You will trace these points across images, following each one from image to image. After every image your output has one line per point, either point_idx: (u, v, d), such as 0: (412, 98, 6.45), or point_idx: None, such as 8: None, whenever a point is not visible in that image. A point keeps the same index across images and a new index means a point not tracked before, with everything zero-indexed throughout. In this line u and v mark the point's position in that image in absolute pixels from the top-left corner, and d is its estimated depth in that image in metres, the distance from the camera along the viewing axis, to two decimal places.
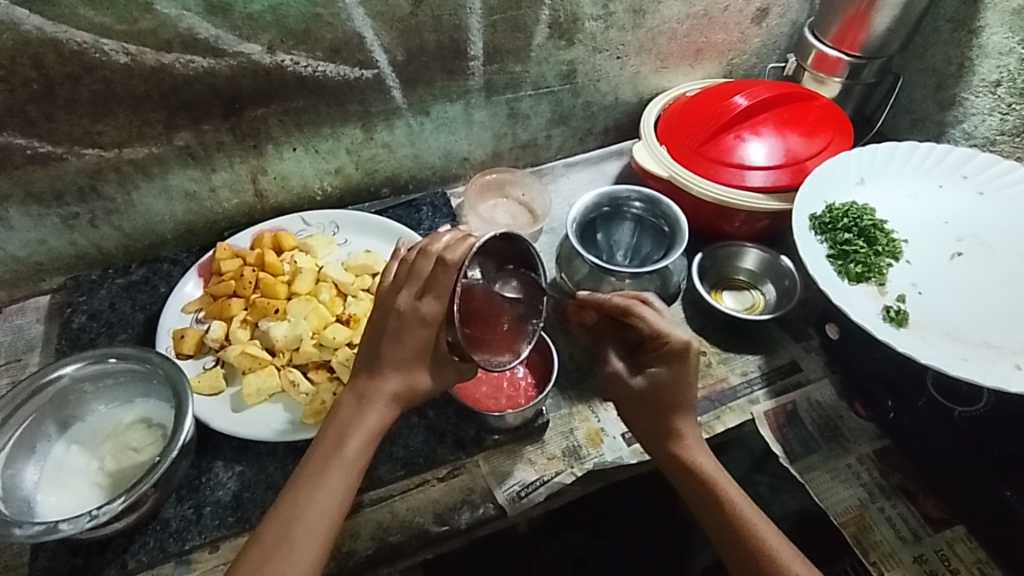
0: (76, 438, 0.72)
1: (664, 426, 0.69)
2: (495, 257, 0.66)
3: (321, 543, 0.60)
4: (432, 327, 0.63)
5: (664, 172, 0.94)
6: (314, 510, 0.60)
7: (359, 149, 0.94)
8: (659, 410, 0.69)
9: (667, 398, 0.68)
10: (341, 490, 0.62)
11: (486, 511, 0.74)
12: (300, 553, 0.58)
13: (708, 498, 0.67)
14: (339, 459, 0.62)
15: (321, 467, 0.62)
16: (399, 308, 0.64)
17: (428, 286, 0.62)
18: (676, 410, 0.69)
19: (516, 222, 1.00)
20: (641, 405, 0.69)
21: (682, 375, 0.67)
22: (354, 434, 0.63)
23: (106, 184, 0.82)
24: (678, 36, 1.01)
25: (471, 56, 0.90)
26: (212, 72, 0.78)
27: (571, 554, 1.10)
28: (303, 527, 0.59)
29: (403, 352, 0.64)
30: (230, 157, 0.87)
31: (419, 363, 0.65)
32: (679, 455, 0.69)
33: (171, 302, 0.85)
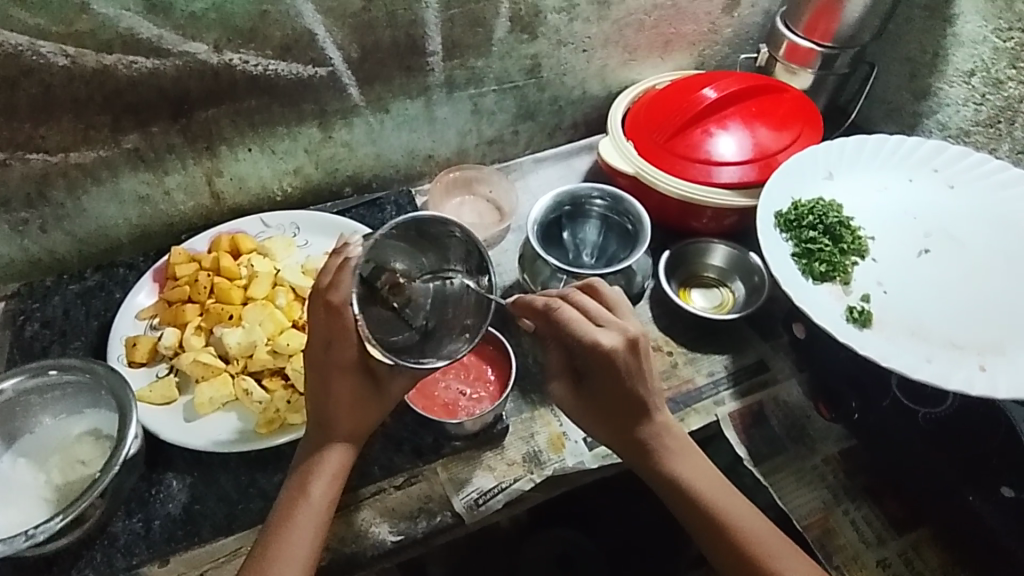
0: (24, 451, 0.71)
1: (625, 429, 0.69)
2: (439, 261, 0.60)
3: None
4: (353, 370, 0.63)
5: (629, 169, 0.93)
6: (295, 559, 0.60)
7: (318, 149, 0.92)
8: (615, 412, 0.68)
9: (624, 401, 0.67)
10: (312, 533, 0.62)
11: (443, 519, 0.73)
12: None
13: (695, 505, 0.67)
14: (307, 509, 0.62)
15: (293, 516, 0.62)
16: (319, 361, 0.63)
17: (331, 334, 0.62)
18: (633, 410, 0.68)
19: (482, 221, 1.01)
20: (599, 414, 0.69)
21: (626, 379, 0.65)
22: (316, 476, 0.63)
23: (54, 189, 0.81)
24: (645, 28, 0.99)
25: (429, 51, 0.87)
26: (157, 73, 0.75)
27: (554, 551, 1.10)
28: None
29: (339, 390, 0.63)
30: (182, 159, 0.85)
31: (359, 405, 0.64)
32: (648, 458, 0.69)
33: (123, 311, 0.83)
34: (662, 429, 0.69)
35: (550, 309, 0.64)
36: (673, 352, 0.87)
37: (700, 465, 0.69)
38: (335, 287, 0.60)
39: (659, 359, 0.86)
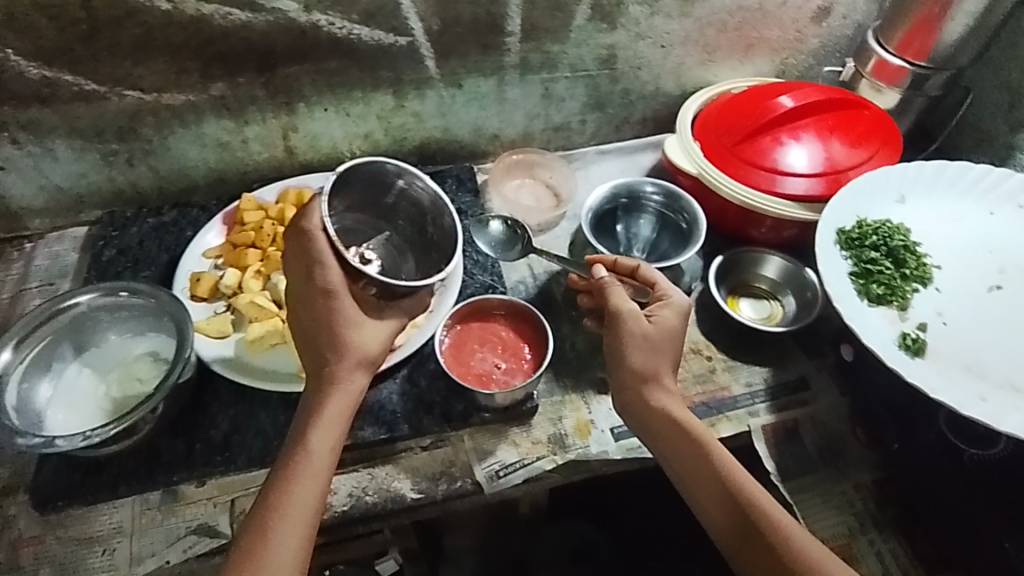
0: (89, 362, 0.77)
1: (655, 376, 0.70)
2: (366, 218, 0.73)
3: (310, 517, 0.61)
4: (339, 293, 0.64)
5: (693, 169, 0.92)
6: (296, 506, 0.60)
7: (389, 116, 0.95)
8: (659, 353, 0.71)
9: (665, 346, 0.71)
10: (320, 474, 0.63)
11: (463, 485, 0.75)
12: (285, 559, 0.58)
13: (711, 480, 0.65)
14: (307, 458, 0.63)
15: (294, 463, 0.62)
16: (304, 297, 0.65)
17: (309, 262, 0.63)
18: (666, 361, 0.71)
19: (540, 205, 1.02)
20: (645, 349, 0.70)
21: (657, 329, 0.71)
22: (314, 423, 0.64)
23: (144, 127, 0.86)
24: (727, 29, 0.98)
25: (507, 31, 0.89)
26: (249, 27, 0.79)
27: (569, 542, 1.11)
28: (281, 527, 0.59)
29: (329, 320, 0.65)
30: (262, 112, 0.89)
31: (352, 330, 0.66)
32: (670, 410, 0.69)
33: (192, 247, 0.88)
34: (670, 409, 0.69)
35: (637, 267, 0.78)
36: (713, 357, 0.86)
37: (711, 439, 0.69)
38: (309, 215, 0.63)
39: (698, 362, 0.86)
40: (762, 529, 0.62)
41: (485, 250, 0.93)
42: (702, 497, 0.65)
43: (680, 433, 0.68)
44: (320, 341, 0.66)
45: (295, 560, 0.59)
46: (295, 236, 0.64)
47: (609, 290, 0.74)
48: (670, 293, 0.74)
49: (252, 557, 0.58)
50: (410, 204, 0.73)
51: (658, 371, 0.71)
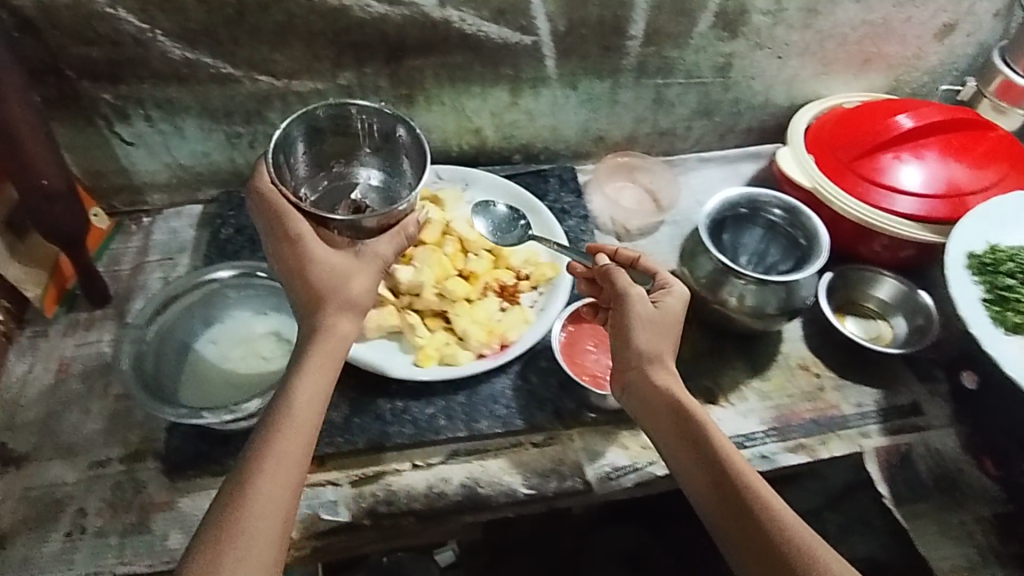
0: (214, 338, 0.79)
1: (655, 360, 0.67)
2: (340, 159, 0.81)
3: (290, 474, 0.55)
4: (302, 237, 0.65)
5: (807, 183, 0.91)
6: (280, 464, 0.55)
7: (502, 113, 0.96)
8: (664, 337, 0.67)
9: (665, 330, 0.68)
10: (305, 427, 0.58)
11: (573, 484, 0.75)
12: (265, 520, 0.53)
13: (720, 471, 0.60)
14: (287, 406, 0.58)
15: (273, 420, 0.57)
16: (277, 252, 0.65)
17: (279, 215, 0.65)
18: (665, 348, 0.68)
19: (640, 209, 1.02)
20: (649, 330, 0.67)
21: (661, 309, 0.68)
22: (298, 379, 0.59)
23: (271, 111, 0.88)
24: (847, 42, 0.96)
25: (630, 35, 0.89)
26: (385, 19, 0.81)
27: (624, 549, 1.07)
28: (261, 485, 0.54)
29: (308, 267, 0.64)
30: (383, 102, 0.90)
31: (333, 277, 0.63)
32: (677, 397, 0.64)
33: None
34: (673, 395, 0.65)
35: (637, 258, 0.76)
36: (821, 374, 0.86)
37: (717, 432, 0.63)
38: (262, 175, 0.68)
39: (806, 378, 0.86)
40: (769, 527, 0.56)
41: (484, 230, 0.92)
42: (706, 494, 0.60)
43: (682, 422, 0.63)
44: (301, 289, 0.64)
45: (275, 523, 0.53)
46: (258, 197, 0.67)
47: (612, 272, 0.72)
48: (671, 280, 0.71)
49: (230, 517, 0.53)
50: (371, 138, 0.81)
51: (662, 354, 0.67)
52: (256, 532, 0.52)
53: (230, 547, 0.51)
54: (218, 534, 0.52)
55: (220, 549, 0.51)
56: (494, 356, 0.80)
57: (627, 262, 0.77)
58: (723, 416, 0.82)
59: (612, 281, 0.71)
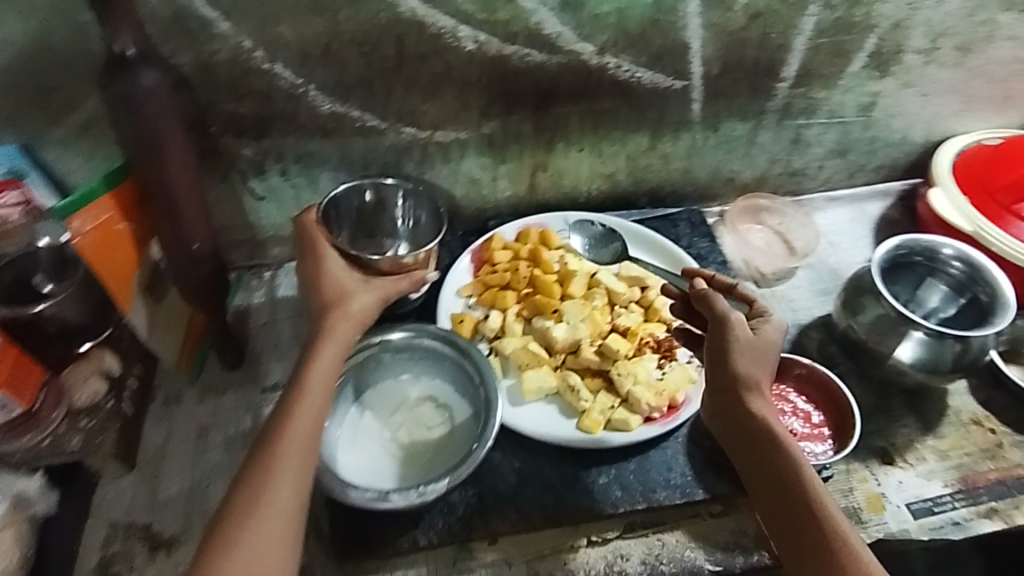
0: (369, 404, 0.75)
1: (748, 389, 0.59)
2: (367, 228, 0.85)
3: (297, 473, 0.55)
4: (322, 253, 0.68)
5: (967, 226, 0.87)
6: (291, 445, 0.55)
7: (638, 157, 0.92)
8: (762, 364, 0.60)
9: (765, 360, 0.60)
10: (310, 423, 0.57)
11: (760, 558, 0.70)
12: (276, 498, 0.53)
13: (803, 513, 0.54)
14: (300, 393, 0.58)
15: (290, 402, 0.58)
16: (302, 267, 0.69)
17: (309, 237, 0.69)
18: (763, 377, 0.60)
19: (773, 251, 0.98)
20: (748, 358, 0.60)
21: (760, 338, 0.61)
22: (313, 365, 0.60)
23: (409, 161, 0.85)
24: (993, 79, 0.93)
25: (781, 76, 0.86)
26: (542, 67, 0.79)
27: None
28: (278, 465, 0.54)
29: (329, 281, 0.66)
30: (522, 150, 0.88)
31: (341, 291, 0.65)
32: (768, 430, 0.57)
33: (447, 286, 0.87)
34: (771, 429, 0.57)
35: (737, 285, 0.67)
36: (996, 430, 0.81)
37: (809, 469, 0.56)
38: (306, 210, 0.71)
39: (981, 435, 0.81)
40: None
41: (579, 247, 0.93)
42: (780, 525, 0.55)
43: (771, 451, 0.57)
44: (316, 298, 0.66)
45: (287, 502, 0.53)
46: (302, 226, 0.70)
47: (710, 296, 0.64)
48: (769, 309, 0.64)
49: (250, 492, 0.53)
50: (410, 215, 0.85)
51: (757, 380, 0.59)
52: (273, 510, 0.53)
53: (246, 522, 0.52)
54: (238, 509, 0.52)
55: (241, 522, 0.52)
56: (664, 420, 0.75)
57: (723, 289, 0.68)
58: (904, 479, 0.77)
59: (709, 306, 0.63)
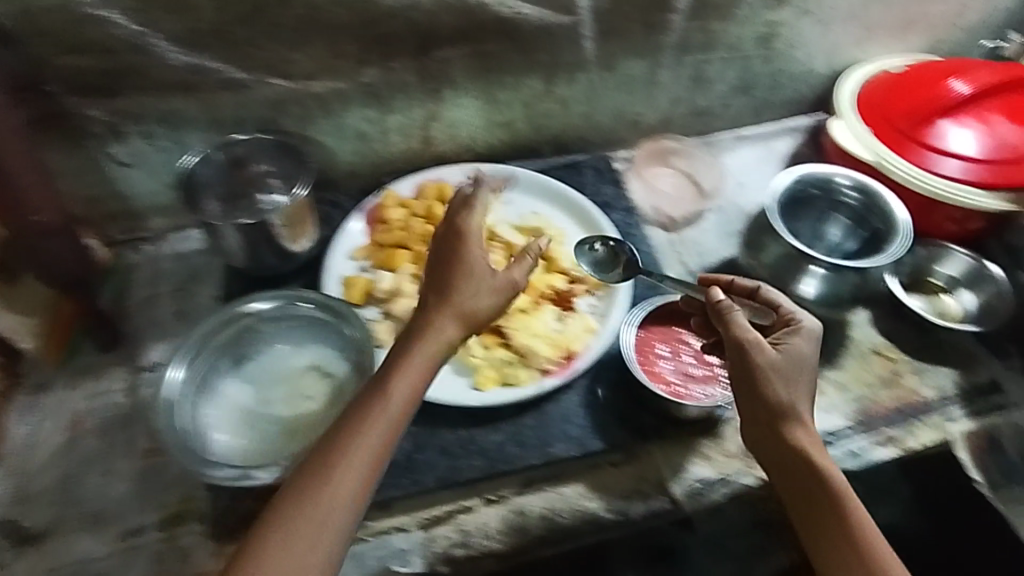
0: (248, 379, 0.71)
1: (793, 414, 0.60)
2: (232, 186, 0.75)
3: (342, 519, 0.52)
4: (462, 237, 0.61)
5: (868, 156, 0.85)
6: (340, 486, 0.53)
7: (536, 102, 0.88)
8: (804, 384, 0.61)
9: (802, 376, 0.60)
10: (368, 457, 0.54)
11: (660, 504, 0.70)
12: (314, 531, 0.51)
13: (834, 524, 0.58)
14: (375, 414, 0.55)
15: (339, 437, 0.54)
16: (436, 243, 0.62)
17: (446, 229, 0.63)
18: (803, 396, 0.60)
19: (682, 196, 0.95)
20: (786, 381, 0.59)
21: (795, 354, 0.60)
22: (390, 389, 0.56)
23: (286, 117, 0.79)
24: (892, 4, 0.91)
25: (676, 8, 0.82)
26: (416, 6, 0.73)
27: None
28: (321, 496, 0.52)
29: (454, 269, 0.60)
30: (409, 99, 0.82)
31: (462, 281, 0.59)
32: (805, 453, 0.59)
33: (337, 247, 0.81)
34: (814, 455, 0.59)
35: (759, 289, 0.67)
36: (895, 359, 0.81)
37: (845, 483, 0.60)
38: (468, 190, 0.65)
39: (881, 365, 0.81)
40: None
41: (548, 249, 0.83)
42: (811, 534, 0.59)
43: (809, 471, 0.59)
44: (430, 289, 0.60)
45: (330, 534, 0.52)
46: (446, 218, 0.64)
47: (733, 315, 0.61)
48: (799, 316, 0.63)
49: (279, 535, 0.51)
50: (266, 158, 0.76)
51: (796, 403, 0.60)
52: (309, 543, 0.51)
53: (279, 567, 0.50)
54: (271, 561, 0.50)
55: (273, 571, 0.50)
56: (559, 372, 0.73)
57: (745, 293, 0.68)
58: None
59: (731, 329, 0.61)
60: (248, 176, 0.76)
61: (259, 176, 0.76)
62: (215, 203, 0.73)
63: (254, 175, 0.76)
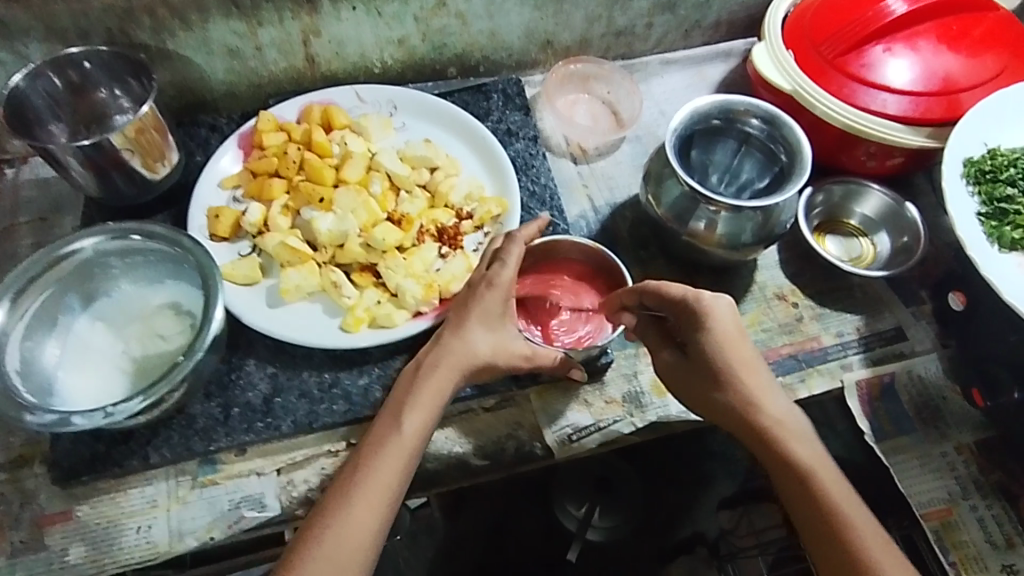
0: (101, 315, 0.67)
1: (726, 405, 0.60)
2: (77, 108, 0.73)
3: (370, 538, 0.54)
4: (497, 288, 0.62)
5: (787, 86, 0.79)
6: (370, 502, 0.55)
7: (429, 17, 0.80)
8: (722, 373, 0.60)
9: (713, 369, 0.60)
10: (396, 474, 0.57)
11: (532, 450, 0.68)
12: (349, 559, 0.53)
13: (804, 499, 0.58)
14: (398, 437, 0.58)
15: (363, 457, 0.57)
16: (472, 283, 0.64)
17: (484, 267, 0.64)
18: (736, 383, 0.60)
19: (598, 125, 0.89)
20: (700, 381, 0.61)
21: (717, 344, 0.60)
22: (410, 411, 0.59)
23: (138, 29, 0.71)
24: None
25: None
26: None
27: (593, 472, 1.03)
28: (359, 509, 0.55)
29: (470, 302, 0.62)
30: (280, 10, 0.74)
31: (479, 321, 0.62)
32: (761, 434, 0.60)
33: (206, 176, 0.75)
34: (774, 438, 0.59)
35: (649, 289, 0.62)
36: (799, 304, 0.78)
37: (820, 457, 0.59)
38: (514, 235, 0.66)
39: (784, 310, 0.77)
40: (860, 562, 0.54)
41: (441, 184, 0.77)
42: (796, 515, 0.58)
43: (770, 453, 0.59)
44: (454, 321, 0.62)
45: (360, 561, 0.54)
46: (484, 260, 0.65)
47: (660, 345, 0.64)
48: (703, 303, 0.60)
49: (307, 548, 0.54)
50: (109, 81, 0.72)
51: (758, 391, 0.60)
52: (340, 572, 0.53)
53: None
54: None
55: None
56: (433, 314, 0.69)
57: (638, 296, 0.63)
58: None
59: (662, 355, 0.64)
60: (96, 100, 0.73)
61: (108, 99, 0.73)
62: (61, 124, 0.73)
63: (100, 97, 0.73)
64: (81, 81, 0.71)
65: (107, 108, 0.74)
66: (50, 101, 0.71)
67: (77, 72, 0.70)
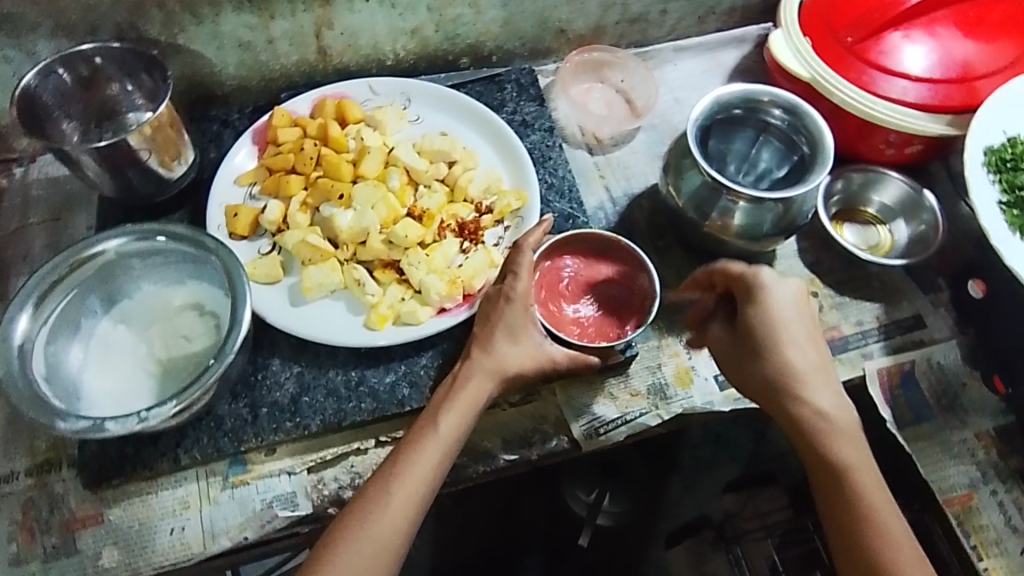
0: (123, 317, 0.66)
1: (768, 386, 0.62)
2: (88, 103, 0.71)
3: (401, 534, 0.56)
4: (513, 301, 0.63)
5: (805, 74, 0.78)
6: (407, 500, 0.57)
7: (442, 7, 0.79)
8: (766, 353, 0.62)
9: (762, 345, 0.62)
10: (429, 476, 0.58)
11: (559, 444, 0.68)
12: (383, 546, 0.55)
13: (830, 483, 0.59)
14: (434, 437, 0.59)
15: (401, 455, 0.59)
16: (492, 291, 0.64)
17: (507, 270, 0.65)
18: (791, 366, 0.61)
19: (612, 113, 0.88)
20: (743, 357, 0.63)
21: (771, 323, 0.62)
22: (444, 417, 0.60)
23: (148, 23, 0.70)
24: None
25: None
26: None
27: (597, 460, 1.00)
28: (394, 504, 0.56)
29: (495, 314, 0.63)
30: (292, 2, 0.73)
31: (501, 336, 0.62)
32: (801, 416, 0.61)
33: (222, 174, 0.75)
34: (810, 421, 0.60)
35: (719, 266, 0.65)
36: (819, 293, 0.78)
37: (858, 450, 0.60)
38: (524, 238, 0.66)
39: None
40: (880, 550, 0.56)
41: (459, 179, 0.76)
42: (820, 497, 0.60)
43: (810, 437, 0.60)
44: (484, 328, 0.63)
45: (396, 544, 0.56)
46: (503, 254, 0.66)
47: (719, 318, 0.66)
48: (763, 283, 0.62)
49: (341, 538, 0.55)
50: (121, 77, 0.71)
51: (804, 370, 0.61)
52: (375, 559, 0.55)
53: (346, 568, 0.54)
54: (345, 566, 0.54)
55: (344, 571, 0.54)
56: (457, 310, 0.69)
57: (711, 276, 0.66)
58: None
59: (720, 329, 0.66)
60: (107, 96, 0.72)
61: (119, 96, 0.72)
62: (72, 120, 0.71)
63: (112, 93, 0.72)
64: (93, 76, 0.70)
65: (118, 105, 0.72)
66: (61, 98, 0.69)
67: (89, 68, 0.69)
